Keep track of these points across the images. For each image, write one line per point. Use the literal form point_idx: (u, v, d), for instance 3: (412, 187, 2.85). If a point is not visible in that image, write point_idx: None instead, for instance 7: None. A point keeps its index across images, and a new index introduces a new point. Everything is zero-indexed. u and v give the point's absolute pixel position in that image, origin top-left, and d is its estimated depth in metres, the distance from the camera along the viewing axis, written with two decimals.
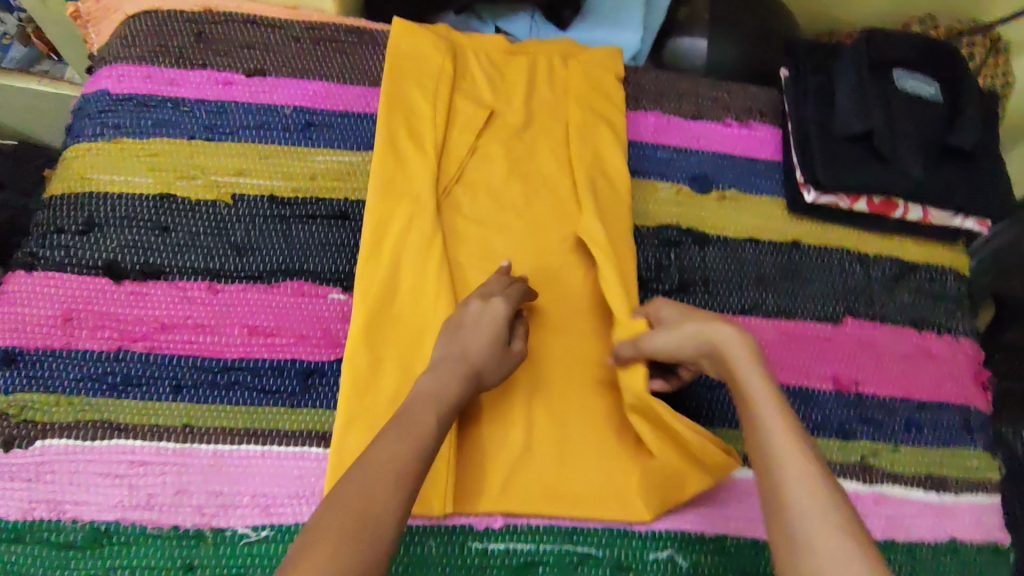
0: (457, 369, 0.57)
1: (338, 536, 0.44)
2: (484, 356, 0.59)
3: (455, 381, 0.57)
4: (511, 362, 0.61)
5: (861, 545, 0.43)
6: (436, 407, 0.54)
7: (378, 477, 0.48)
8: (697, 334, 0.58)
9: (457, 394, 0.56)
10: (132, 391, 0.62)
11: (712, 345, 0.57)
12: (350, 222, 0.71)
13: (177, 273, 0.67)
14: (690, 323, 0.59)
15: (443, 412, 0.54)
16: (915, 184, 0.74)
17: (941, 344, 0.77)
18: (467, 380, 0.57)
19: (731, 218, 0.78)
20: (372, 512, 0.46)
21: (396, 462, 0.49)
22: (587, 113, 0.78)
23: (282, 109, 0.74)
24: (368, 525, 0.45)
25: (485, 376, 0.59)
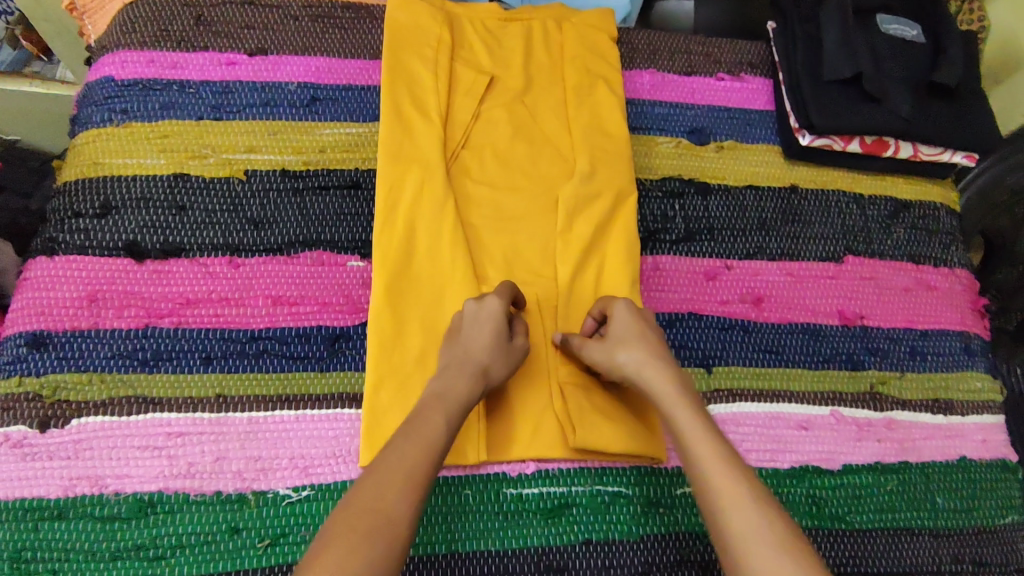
0: (465, 367, 0.58)
1: (356, 542, 0.45)
2: (490, 354, 0.60)
3: (464, 377, 0.58)
4: (515, 358, 0.62)
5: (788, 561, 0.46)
6: (446, 405, 0.55)
7: (390, 482, 0.49)
8: (625, 360, 0.60)
9: (465, 392, 0.57)
10: (163, 365, 0.63)
11: (637, 370, 0.59)
12: (362, 191, 0.73)
13: (197, 249, 0.68)
14: (618, 350, 0.61)
15: (452, 412, 0.55)
16: (904, 122, 0.77)
17: (939, 276, 0.80)
18: (476, 376, 0.58)
19: (730, 167, 0.81)
20: (383, 517, 0.47)
21: (408, 465, 0.50)
22: (584, 74, 0.80)
23: (287, 86, 0.76)
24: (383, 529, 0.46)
25: (492, 376, 0.60)
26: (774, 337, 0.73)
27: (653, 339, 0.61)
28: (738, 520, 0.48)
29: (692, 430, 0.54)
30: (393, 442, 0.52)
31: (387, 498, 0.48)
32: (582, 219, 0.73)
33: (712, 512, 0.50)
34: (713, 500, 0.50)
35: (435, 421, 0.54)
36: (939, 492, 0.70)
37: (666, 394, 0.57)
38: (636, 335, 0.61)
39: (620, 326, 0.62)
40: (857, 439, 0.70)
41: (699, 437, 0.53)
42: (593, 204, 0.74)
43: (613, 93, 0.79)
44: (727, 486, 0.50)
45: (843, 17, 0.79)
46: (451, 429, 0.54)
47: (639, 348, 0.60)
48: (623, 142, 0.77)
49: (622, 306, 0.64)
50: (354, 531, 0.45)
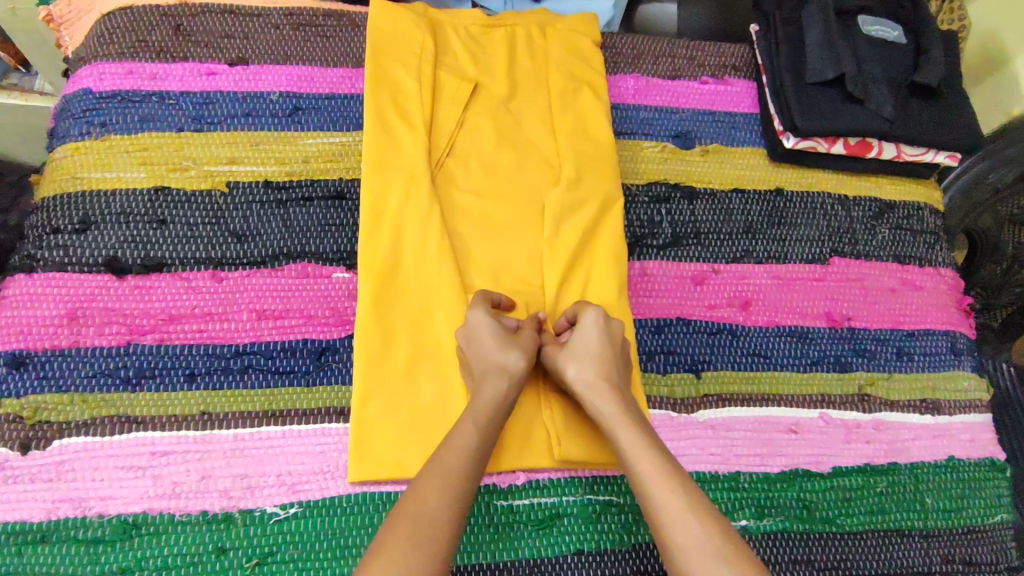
0: (487, 374, 0.60)
1: (406, 550, 0.47)
2: (503, 350, 0.61)
3: (488, 384, 0.59)
4: (528, 345, 0.63)
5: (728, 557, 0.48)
6: (475, 415, 0.57)
7: (432, 493, 0.51)
8: (577, 378, 0.61)
9: (491, 399, 0.58)
10: (146, 383, 0.62)
11: (582, 388, 0.60)
12: (347, 201, 0.72)
13: (179, 264, 0.67)
14: (570, 366, 0.61)
15: (482, 419, 0.57)
16: (887, 124, 0.77)
17: (925, 276, 0.80)
18: (500, 379, 0.59)
19: (716, 171, 0.81)
20: (428, 527, 0.49)
21: (450, 475, 0.53)
22: (568, 80, 0.79)
23: (269, 96, 0.75)
24: (429, 538, 0.48)
25: (513, 367, 0.60)
26: (762, 340, 0.73)
27: (606, 351, 0.61)
28: (678, 534, 0.50)
29: (635, 450, 0.55)
30: (435, 457, 0.54)
31: (433, 507, 0.50)
32: (570, 226, 0.73)
33: (657, 527, 0.51)
34: (657, 517, 0.51)
35: (466, 430, 0.56)
36: (929, 492, 0.70)
37: (610, 413, 0.58)
38: (591, 350, 0.61)
39: (575, 339, 0.62)
40: (846, 442, 0.70)
41: (640, 455, 0.55)
42: (579, 210, 0.73)
43: (598, 98, 0.79)
44: (667, 501, 0.51)
45: (825, 19, 0.80)
46: (485, 439, 0.56)
47: (590, 367, 0.60)
48: (608, 148, 0.77)
49: (591, 314, 0.63)
50: (404, 537, 0.48)
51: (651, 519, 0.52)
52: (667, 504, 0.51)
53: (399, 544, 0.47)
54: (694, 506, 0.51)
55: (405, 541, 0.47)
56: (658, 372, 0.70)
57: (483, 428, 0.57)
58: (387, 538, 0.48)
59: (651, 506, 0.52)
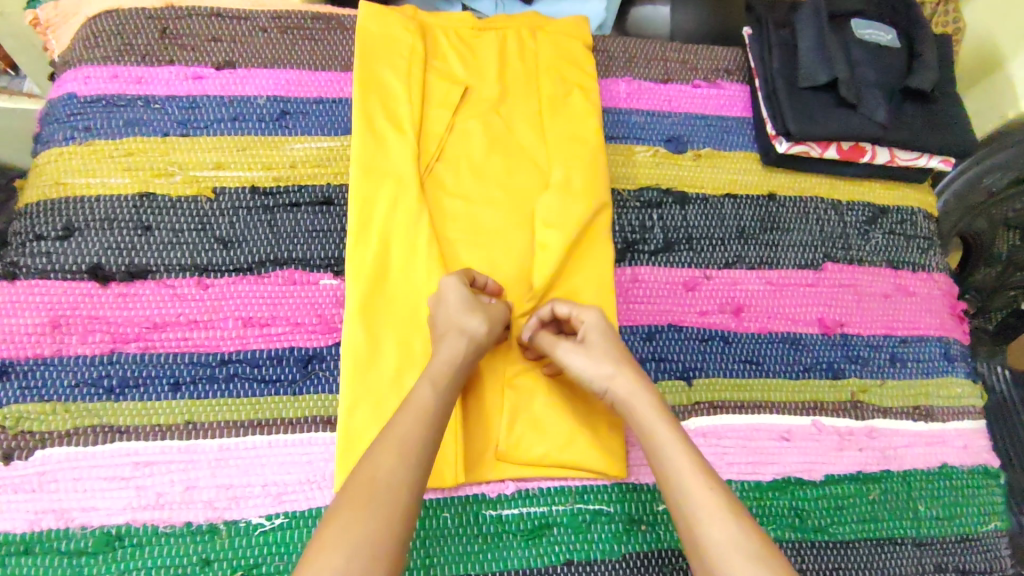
0: (448, 335, 0.60)
1: (363, 510, 0.47)
2: (464, 313, 0.61)
3: (447, 345, 0.59)
4: (492, 311, 0.63)
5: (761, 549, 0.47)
6: (432, 376, 0.57)
7: (389, 452, 0.50)
8: (611, 377, 0.59)
9: (449, 362, 0.58)
10: (130, 393, 0.61)
11: (619, 385, 0.59)
12: (335, 207, 0.71)
13: (164, 271, 0.66)
14: (601, 364, 0.60)
15: (440, 383, 0.56)
16: (881, 128, 0.76)
17: (918, 281, 0.80)
18: (458, 340, 0.59)
19: (708, 175, 0.80)
20: (386, 486, 0.48)
21: (405, 437, 0.52)
22: (559, 84, 0.79)
23: (256, 99, 0.74)
24: (388, 498, 0.48)
25: (475, 329, 0.60)
26: (754, 347, 0.73)
27: (626, 354, 0.62)
28: (717, 531, 0.48)
29: (672, 446, 0.54)
30: (393, 420, 0.53)
31: (389, 466, 0.49)
32: (562, 229, 0.71)
33: (691, 525, 0.50)
34: (693, 514, 0.50)
35: (424, 392, 0.55)
36: (921, 501, 0.69)
37: (645, 409, 0.57)
38: (616, 352, 0.61)
39: (598, 338, 0.62)
40: (839, 450, 0.70)
41: (679, 451, 0.53)
42: (570, 212, 0.72)
43: (589, 102, 0.78)
44: (700, 495, 0.50)
45: (818, 23, 0.79)
46: (443, 397, 0.56)
47: (626, 366, 0.60)
48: (600, 152, 0.76)
49: (591, 313, 0.63)
50: (359, 498, 0.47)
51: (685, 516, 0.50)
52: (707, 501, 0.50)
53: (355, 505, 0.47)
54: (733, 505, 0.50)
55: (363, 501, 0.47)
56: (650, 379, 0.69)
57: (440, 388, 0.56)
58: (345, 501, 0.47)
59: (682, 499, 0.51)
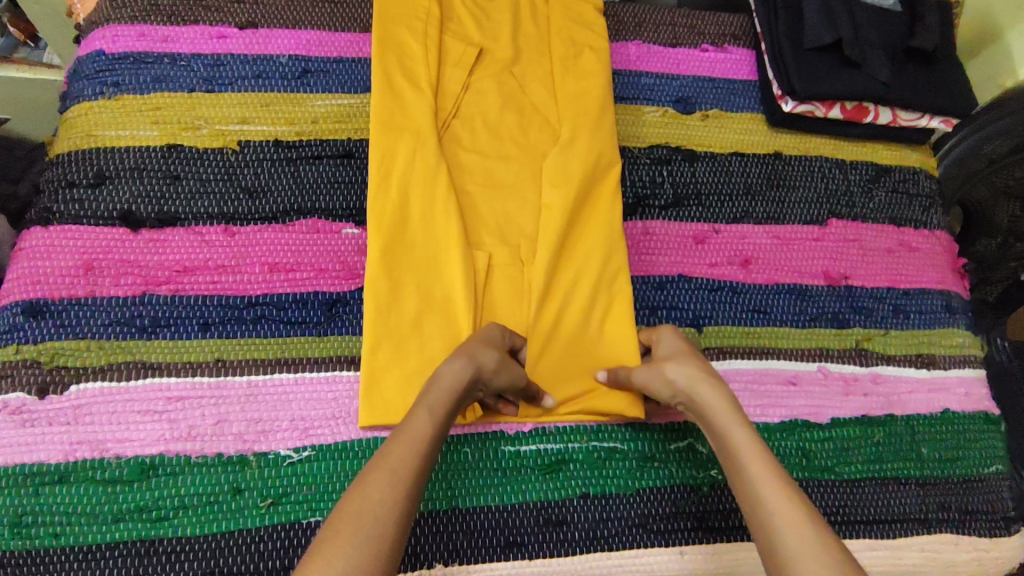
0: (454, 358, 0.57)
1: (349, 541, 0.43)
2: (480, 346, 0.59)
3: (449, 367, 0.57)
4: (514, 370, 0.60)
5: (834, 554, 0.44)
6: (431, 403, 0.54)
7: (380, 479, 0.48)
8: (677, 376, 0.59)
9: (449, 387, 0.55)
10: (161, 331, 0.63)
11: (685, 383, 0.59)
12: (356, 160, 0.74)
13: (192, 218, 0.68)
14: (670, 365, 0.60)
15: (437, 406, 0.54)
16: (883, 88, 0.79)
17: (920, 237, 0.82)
18: (465, 366, 0.57)
19: (716, 135, 0.82)
20: (373, 519, 0.45)
21: (399, 466, 0.49)
22: (570, 45, 0.81)
23: (278, 58, 0.77)
24: (375, 530, 0.45)
25: (485, 366, 0.58)
26: (761, 297, 0.75)
27: (703, 360, 0.62)
28: (787, 531, 0.46)
29: (745, 447, 0.53)
30: (386, 446, 0.50)
31: (379, 495, 0.47)
32: (569, 180, 0.73)
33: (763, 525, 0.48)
34: (764, 510, 0.48)
35: (420, 417, 0.53)
36: (924, 444, 0.72)
37: (717, 409, 0.56)
38: (692, 355, 0.62)
39: (671, 350, 0.63)
40: (844, 394, 0.72)
41: (754, 457, 0.52)
42: (577, 167, 0.74)
43: (598, 64, 0.81)
44: (776, 501, 0.48)
45: None
46: (440, 428, 0.53)
47: (691, 364, 0.60)
48: (607, 110, 0.78)
49: (668, 332, 0.66)
50: (342, 532, 0.44)
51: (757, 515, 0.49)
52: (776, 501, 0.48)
53: (342, 536, 0.44)
54: (803, 505, 0.48)
55: (346, 534, 0.43)
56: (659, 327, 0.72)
57: (438, 417, 0.53)
58: (328, 533, 0.44)
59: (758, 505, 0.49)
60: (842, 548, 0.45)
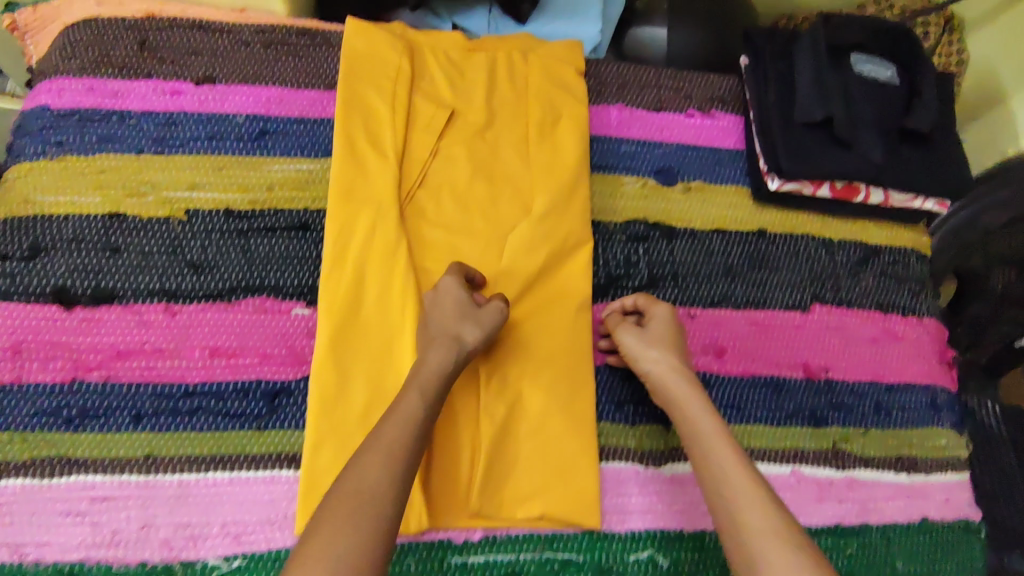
0: (438, 343, 0.60)
1: (346, 525, 0.47)
2: (460, 322, 0.62)
3: (435, 354, 0.60)
4: (487, 320, 0.63)
5: (794, 540, 0.50)
6: (423, 384, 0.57)
7: (374, 462, 0.51)
8: (658, 360, 0.64)
9: (437, 367, 0.59)
10: (90, 424, 0.60)
11: (663, 369, 0.63)
12: (311, 233, 0.70)
13: (131, 295, 0.64)
14: (653, 348, 0.64)
15: (427, 387, 0.58)
16: (875, 169, 0.74)
17: (907, 327, 0.78)
18: (449, 350, 0.60)
19: (697, 210, 0.78)
20: (367, 501, 0.49)
21: (393, 448, 0.53)
22: (547, 111, 0.78)
23: (235, 118, 0.73)
24: (372, 509, 0.49)
25: (468, 344, 0.61)
26: (736, 391, 0.71)
27: (683, 348, 0.66)
28: (757, 519, 0.51)
29: (714, 435, 0.58)
30: (380, 428, 0.54)
31: (375, 482, 0.50)
32: (532, 262, 0.70)
33: (732, 506, 0.53)
34: (729, 494, 0.54)
35: (411, 398, 0.56)
36: (900, 556, 0.68)
37: (689, 399, 0.61)
38: (672, 342, 0.65)
39: (660, 328, 0.66)
40: (817, 501, 0.68)
41: (723, 446, 0.57)
42: (539, 248, 0.71)
43: (574, 131, 0.77)
44: (743, 488, 0.54)
45: (813, 58, 0.77)
46: (430, 407, 0.57)
47: (672, 356, 0.64)
48: (580, 185, 0.75)
49: (662, 307, 0.68)
50: (339, 518, 0.48)
51: (724, 500, 0.54)
52: (745, 491, 0.54)
53: (340, 516, 0.48)
54: (768, 495, 0.54)
55: (347, 514, 0.48)
56: (625, 423, 0.68)
57: (428, 396, 0.57)
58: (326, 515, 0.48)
59: (723, 492, 0.55)
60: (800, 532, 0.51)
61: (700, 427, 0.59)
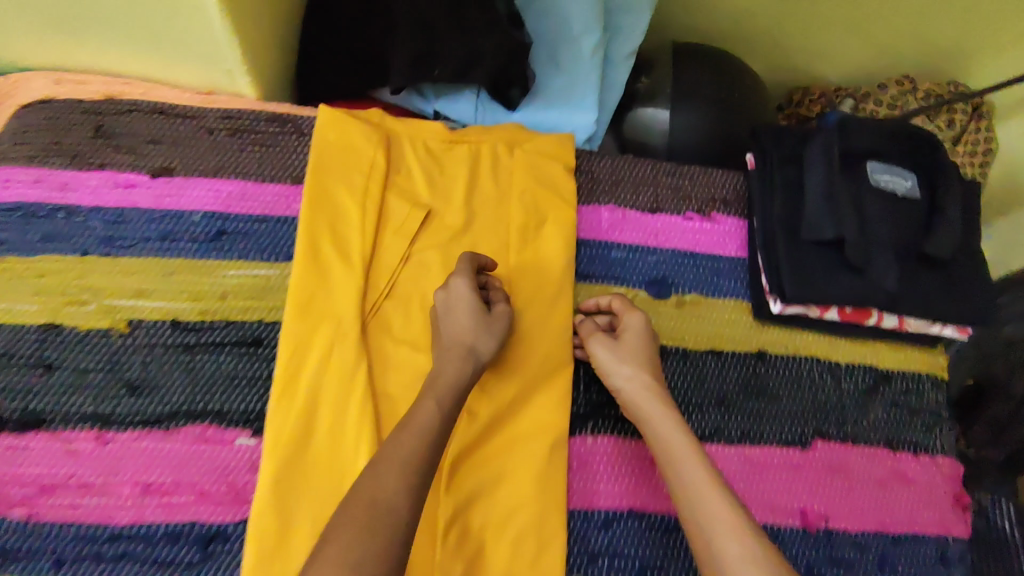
0: (452, 352, 0.60)
1: (362, 535, 0.47)
2: (475, 332, 0.61)
3: (451, 363, 0.59)
4: (500, 327, 0.63)
5: (771, 566, 0.50)
6: (437, 395, 0.57)
7: (390, 471, 0.51)
8: (630, 376, 0.63)
9: (454, 377, 0.59)
10: (7, 568, 0.56)
11: (634, 387, 0.63)
12: (264, 350, 0.64)
13: (62, 421, 0.60)
14: (624, 364, 0.63)
15: (443, 399, 0.57)
16: (890, 297, 0.67)
17: (918, 467, 0.71)
18: (463, 360, 0.60)
19: (692, 328, 0.71)
20: (383, 512, 0.49)
21: (407, 461, 0.52)
22: (532, 213, 0.72)
23: (190, 216, 0.67)
24: (387, 524, 0.48)
25: (483, 350, 0.61)
26: None
27: (655, 360, 0.65)
28: (733, 544, 0.52)
29: (686, 457, 0.58)
30: (396, 438, 0.54)
31: (391, 492, 0.50)
32: (496, 388, 0.65)
33: (707, 530, 0.54)
34: (704, 519, 0.54)
35: (428, 409, 0.56)
36: None
37: (661, 418, 0.60)
38: (645, 355, 0.65)
39: (632, 340, 0.65)
40: None
41: (696, 467, 0.57)
42: (502, 371, 0.65)
43: (558, 237, 0.71)
44: (717, 512, 0.54)
45: (827, 166, 0.69)
46: (446, 419, 0.56)
47: (645, 371, 0.63)
48: (560, 299, 0.69)
49: (635, 317, 0.67)
50: (359, 522, 0.48)
51: (700, 527, 0.54)
52: (720, 513, 0.54)
53: (355, 527, 0.48)
54: (743, 516, 0.54)
55: (361, 524, 0.48)
56: None
57: (444, 408, 0.56)
58: (341, 521, 0.48)
59: (699, 517, 0.54)
60: (775, 555, 0.51)
61: (673, 450, 0.59)
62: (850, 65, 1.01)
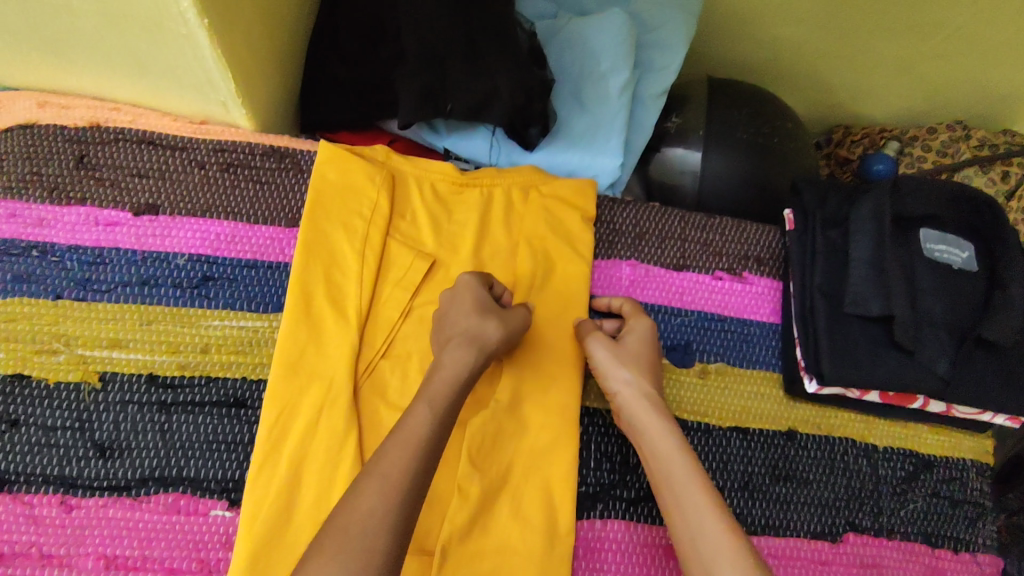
0: (452, 345, 0.56)
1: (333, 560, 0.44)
2: (478, 319, 0.57)
3: (450, 356, 0.56)
4: (509, 318, 0.59)
5: None
6: (430, 396, 0.53)
7: (368, 493, 0.47)
8: (629, 385, 0.59)
9: (450, 372, 0.55)
10: None
11: (633, 400, 0.59)
12: (246, 411, 0.59)
13: (25, 483, 0.55)
14: (624, 370, 0.59)
15: (437, 400, 0.53)
16: (941, 383, 0.60)
17: (956, 566, 0.64)
18: (466, 352, 0.56)
19: (716, 401, 0.65)
20: (358, 536, 0.45)
21: (389, 480, 0.48)
22: (546, 268, 0.66)
23: (174, 258, 0.62)
24: (362, 553, 0.44)
25: (489, 339, 0.57)
26: None
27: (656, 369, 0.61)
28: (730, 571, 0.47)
29: (683, 478, 0.53)
30: (382, 451, 0.50)
31: (367, 516, 0.46)
32: (496, 462, 0.59)
33: (705, 557, 0.49)
34: (701, 544, 0.50)
35: (419, 412, 0.52)
36: None
37: (659, 435, 0.56)
38: (647, 364, 0.61)
39: (636, 347, 0.61)
40: None
41: (696, 489, 0.52)
42: (504, 442, 0.59)
43: (571, 295, 0.66)
44: (715, 538, 0.49)
45: (875, 231, 0.63)
46: (440, 422, 0.52)
47: (645, 381, 0.59)
48: (570, 365, 0.63)
49: (643, 323, 0.63)
50: (331, 549, 0.44)
51: (697, 553, 0.50)
52: (719, 539, 0.49)
53: (325, 555, 0.44)
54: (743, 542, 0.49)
55: (332, 551, 0.44)
56: None
57: (438, 413, 0.52)
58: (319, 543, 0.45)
59: (696, 543, 0.50)
60: None
61: (671, 469, 0.54)
62: (895, 105, 0.94)
